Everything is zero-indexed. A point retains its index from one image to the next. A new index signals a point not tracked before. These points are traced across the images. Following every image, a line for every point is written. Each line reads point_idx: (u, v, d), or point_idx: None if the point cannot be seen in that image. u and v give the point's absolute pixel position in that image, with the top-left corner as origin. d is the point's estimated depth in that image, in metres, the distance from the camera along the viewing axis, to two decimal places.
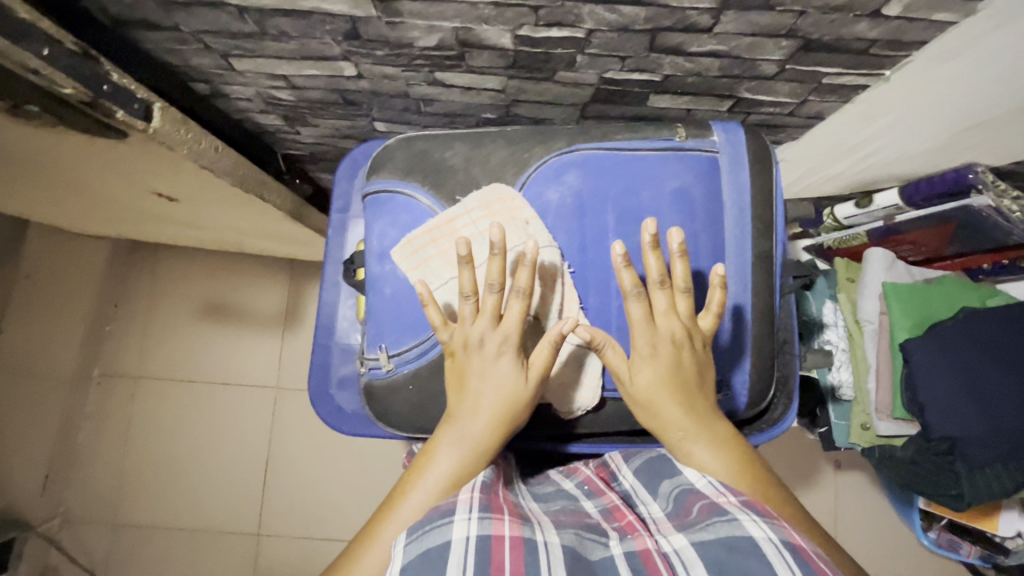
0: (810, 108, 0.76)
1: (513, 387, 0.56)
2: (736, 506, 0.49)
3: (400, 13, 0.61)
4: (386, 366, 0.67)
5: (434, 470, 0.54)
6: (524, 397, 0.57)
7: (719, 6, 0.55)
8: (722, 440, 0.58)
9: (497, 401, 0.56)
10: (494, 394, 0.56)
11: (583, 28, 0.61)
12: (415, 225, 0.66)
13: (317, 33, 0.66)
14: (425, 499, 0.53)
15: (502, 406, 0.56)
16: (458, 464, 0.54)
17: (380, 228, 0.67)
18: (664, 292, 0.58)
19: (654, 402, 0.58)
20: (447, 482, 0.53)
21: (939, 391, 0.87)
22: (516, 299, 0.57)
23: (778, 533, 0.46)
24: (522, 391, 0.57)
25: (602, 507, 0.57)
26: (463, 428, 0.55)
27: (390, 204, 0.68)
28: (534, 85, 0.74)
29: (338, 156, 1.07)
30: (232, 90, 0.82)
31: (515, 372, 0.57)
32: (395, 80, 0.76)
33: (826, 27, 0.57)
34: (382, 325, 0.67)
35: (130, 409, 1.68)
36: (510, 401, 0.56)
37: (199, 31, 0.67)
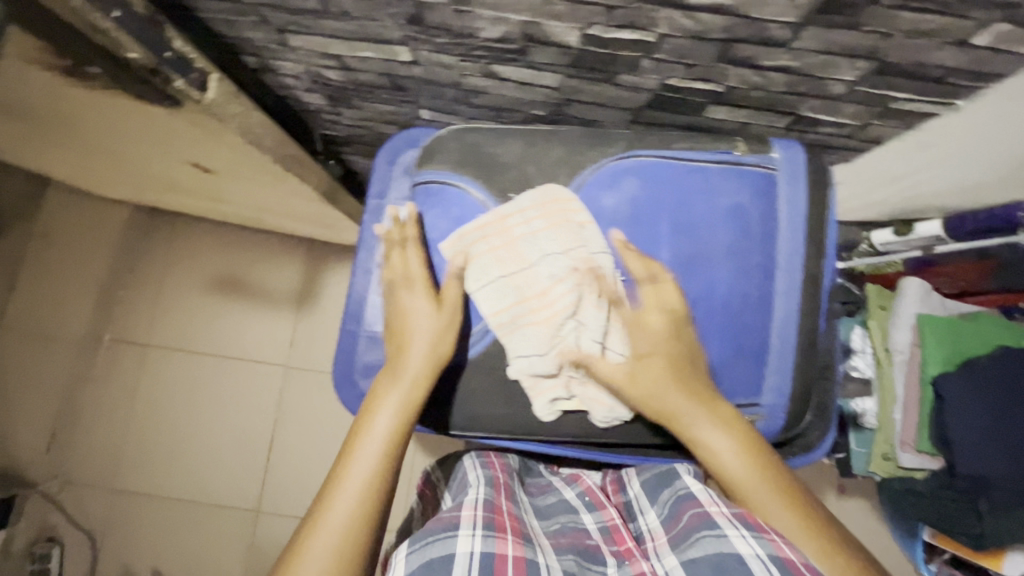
0: (869, 132, 0.74)
1: (433, 323, 0.62)
2: (727, 519, 0.50)
3: (469, 3, 0.59)
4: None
5: (380, 415, 0.59)
6: (444, 327, 0.62)
7: (802, 21, 0.54)
8: (731, 420, 0.58)
9: (421, 339, 0.62)
10: (426, 338, 0.62)
11: (655, 32, 0.59)
12: (466, 219, 0.65)
13: (381, 16, 0.65)
14: (378, 441, 0.57)
15: (428, 342, 0.62)
16: (402, 403, 0.59)
17: (429, 220, 0.66)
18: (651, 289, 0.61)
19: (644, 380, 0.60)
20: (393, 423, 0.58)
21: (970, 430, 0.86)
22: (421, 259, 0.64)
23: (766, 549, 0.46)
24: (439, 324, 0.62)
25: (602, 526, 0.60)
26: (398, 374, 0.61)
27: (441, 196, 0.66)
28: (591, 86, 0.73)
29: (374, 141, 1.05)
30: (282, 65, 0.80)
31: (431, 311, 0.62)
32: (450, 69, 0.74)
33: (908, 52, 0.56)
34: None
35: (136, 376, 1.67)
36: (438, 339, 0.62)
37: (259, 4, 0.66)
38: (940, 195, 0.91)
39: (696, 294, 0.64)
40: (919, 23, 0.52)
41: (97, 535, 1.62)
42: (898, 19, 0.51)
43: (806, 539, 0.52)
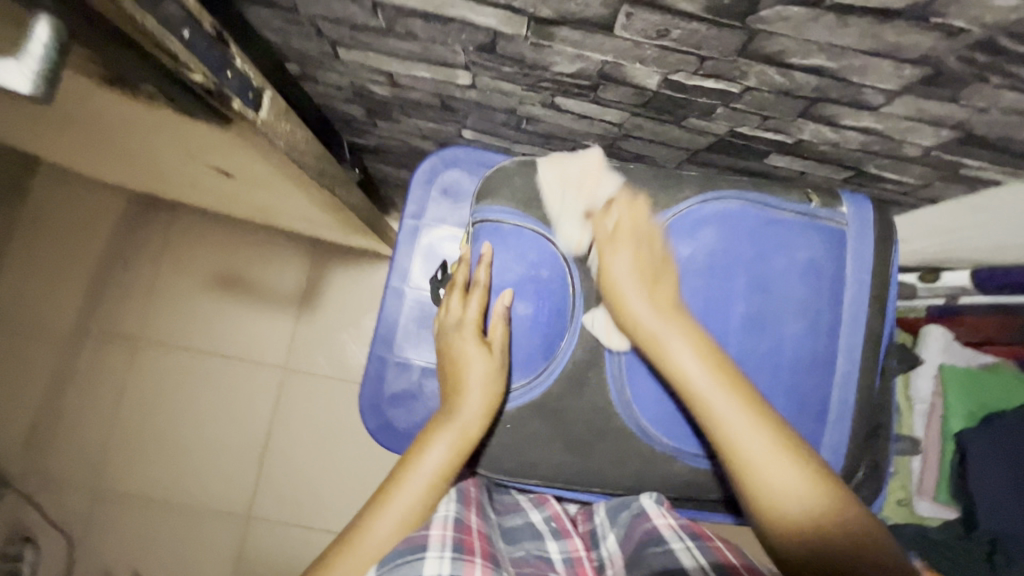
0: (928, 191, 0.73)
1: (491, 370, 0.61)
2: (672, 532, 0.55)
3: (551, 38, 0.56)
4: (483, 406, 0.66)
5: (425, 464, 0.57)
6: (499, 370, 0.61)
7: (900, 90, 0.52)
8: (693, 334, 0.55)
9: (478, 385, 0.60)
10: (479, 386, 0.60)
11: (741, 84, 0.57)
12: (541, 265, 0.64)
13: (448, 41, 0.61)
14: (422, 483, 0.57)
15: (483, 387, 0.60)
16: (448, 457, 0.58)
17: (502, 262, 0.63)
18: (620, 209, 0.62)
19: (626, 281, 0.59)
20: (436, 476, 0.57)
21: (991, 486, 0.87)
22: (477, 297, 0.63)
23: (711, 560, 0.50)
24: (493, 366, 0.61)
25: (566, 557, 0.58)
26: (453, 421, 0.59)
27: (515, 237, 0.63)
28: (656, 125, 0.70)
29: (405, 152, 1.01)
30: (324, 75, 0.76)
31: (484, 357, 0.61)
32: (509, 96, 0.71)
33: (999, 126, 0.54)
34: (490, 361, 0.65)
35: (126, 371, 1.61)
36: (490, 385, 0.60)
37: (317, 16, 0.61)
38: (976, 249, 0.92)
39: (764, 351, 0.63)
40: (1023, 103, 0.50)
41: (77, 536, 1.55)
42: (1001, 97, 0.50)
43: (788, 469, 0.48)
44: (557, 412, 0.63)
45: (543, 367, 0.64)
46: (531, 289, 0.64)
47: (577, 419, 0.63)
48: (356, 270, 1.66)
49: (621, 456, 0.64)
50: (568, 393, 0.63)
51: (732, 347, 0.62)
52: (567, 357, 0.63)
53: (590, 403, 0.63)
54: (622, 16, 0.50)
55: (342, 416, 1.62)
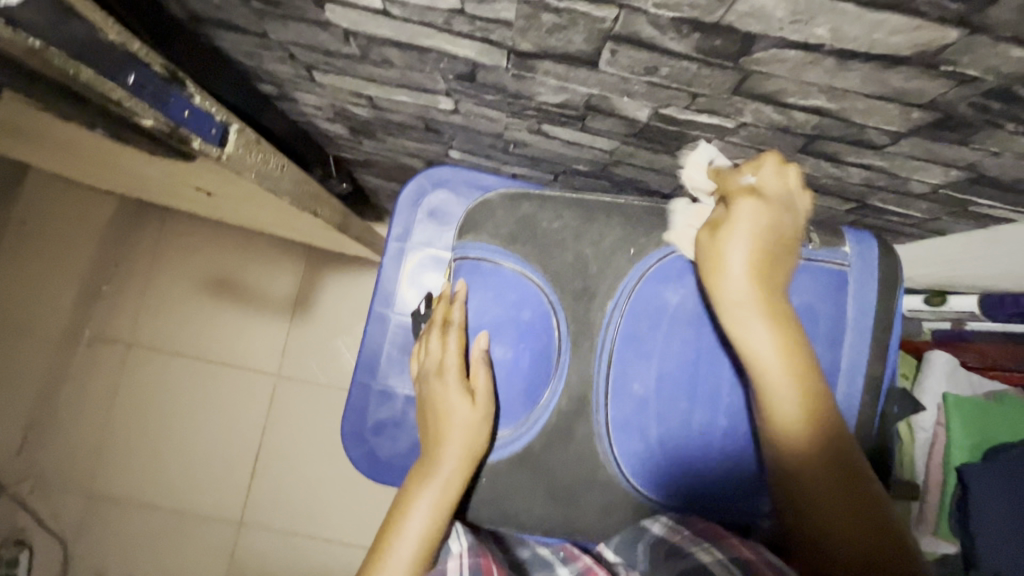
0: (935, 225, 0.69)
1: (472, 419, 0.58)
2: (691, 538, 0.54)
3: (533, 70, 0.52)
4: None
5: (411, 527, 0.54)
6: (482, 417, 0.59)
7: (907, 131, 0.48)
8: (776, 312, 0.51)
9: (461, 434, 0.57)
10: (459, 434, 0.57)
11: (736, 120, 0.53)
12: (521, 306, 0.62)
13: (427, 69, 0.57)
14: (410, 545, 0.53)
15: (467, 435, 0.58)
16: (434, 514, 0.55)
17: (478, 301, 0.62)
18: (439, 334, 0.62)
19: (732, 250, 0.51)
20: (424, 538, 0.54)
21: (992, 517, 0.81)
22: (455, 334, 0.61)
23: (727, 554, 0.50)
24: (477, 414, 0.58)
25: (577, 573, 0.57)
26: (436, 474, 0.56)
27: (495, 277, 0.62)
28: (647, 154, 0.67)
29: (393, 167, 0.98)
30: (303, 97, 0.72)
31: (468, 404, 0.58)
32: (494, 121, 0.67)
33: (1014, 170, 0.51)
34: None
35: (117, 374, 1.59)
36: (474, 433, 0.58)
37: (288, 42, 0.58)
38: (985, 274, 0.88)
39: None
40: None
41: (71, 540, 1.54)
42: (1015, 143, 0.46)
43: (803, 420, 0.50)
44: (542, 458, 0.61)
45: (525, 415, 0.61)
46: (512, 332, 0.62)
47: (561, 468, 0.61)
48: (350, 278, 1.64)
49: (604, 502, 0.61)
50: (552, 439, 0.61)
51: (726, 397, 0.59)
52: (551, 405, 0.61)
53: (575, 452, 0.61)
54: (607, 52, 0.46)
55: (336, 426, 1.61)
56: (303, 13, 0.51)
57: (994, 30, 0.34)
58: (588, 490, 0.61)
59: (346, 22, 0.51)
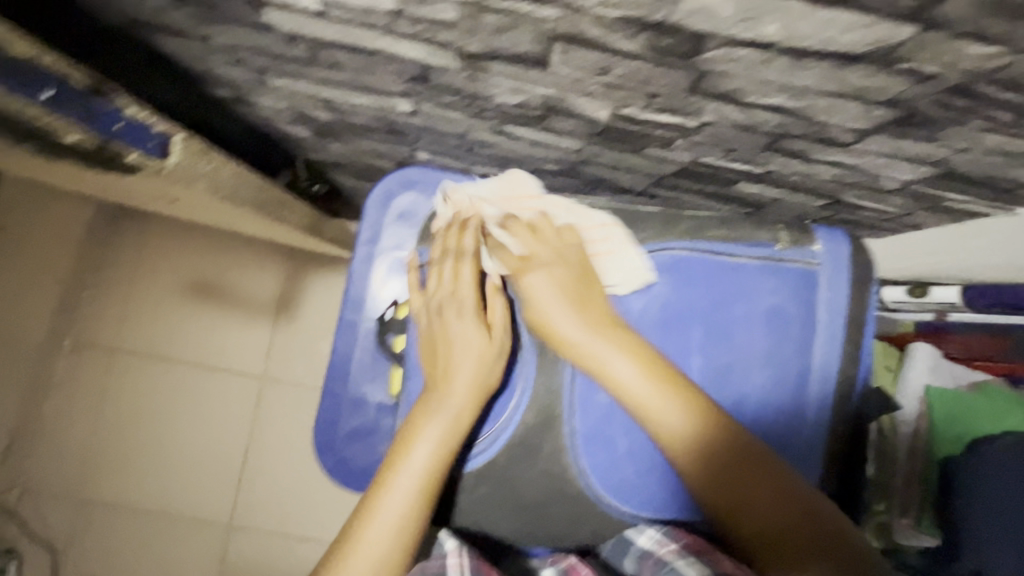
0: (910, 219, 0.67)
1: (484, 350, 0.57)
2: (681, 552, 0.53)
3: (485, 71, 0.50)
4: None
5: (412, 463, 0.53)
6: (495, 354, 0.58)
7: (871, 129, 0.46)
8: (632, 344, 0.56)
9: (473, 368, 0.57)
10: (469, 365, 0.57)
11: (698, 119, 0.51)
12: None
13: (380, 72, 0.55)
14: (411, 483, 0.53)
15: (478, 371, 0.57)
16: (435, 456, 0.54)
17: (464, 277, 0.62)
18: (451, 263, 0.60)
19: (551, 305, 0.58)
20: (423, 478, 0.53)
21: None
22: (469, 263, 0.60)
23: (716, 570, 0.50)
24: (490, 350, 0.58)
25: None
26: (442, 407, 0.56)
27: None
28: (614, 153, 0.65)
29: (364, 168, 0.95)
30: (261, 100, 0.70)
31: (482, 337, 0.58)
32: (456, 122, 0.65)
33: (983, 166, 0.49)
34: None
35: (102, 379, 1.50)
36: (484, 371, 0.57)
37: (234, 46, 0.55)
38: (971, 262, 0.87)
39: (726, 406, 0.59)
40: (1008, 145, 0.45)
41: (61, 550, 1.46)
42: (983, 139, 0.44)
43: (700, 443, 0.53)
44: (506, 473, 0.60)
45: (488, 427, 0.60)
46: None
47: (527, 482, 0.60)
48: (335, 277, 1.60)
49: (571, 517, 0.60)
50: (518, 453, 0.60)
51: None
52: (515, 418, 0.60)
53: (543, 468, 0.60)
54: (557, 53, 0.44)
55: None
56: (243, 17, 0.49)
57: (950, 27, 0.32)
58: (554, 505, 0.60)
59: (288, 25, 0.49)
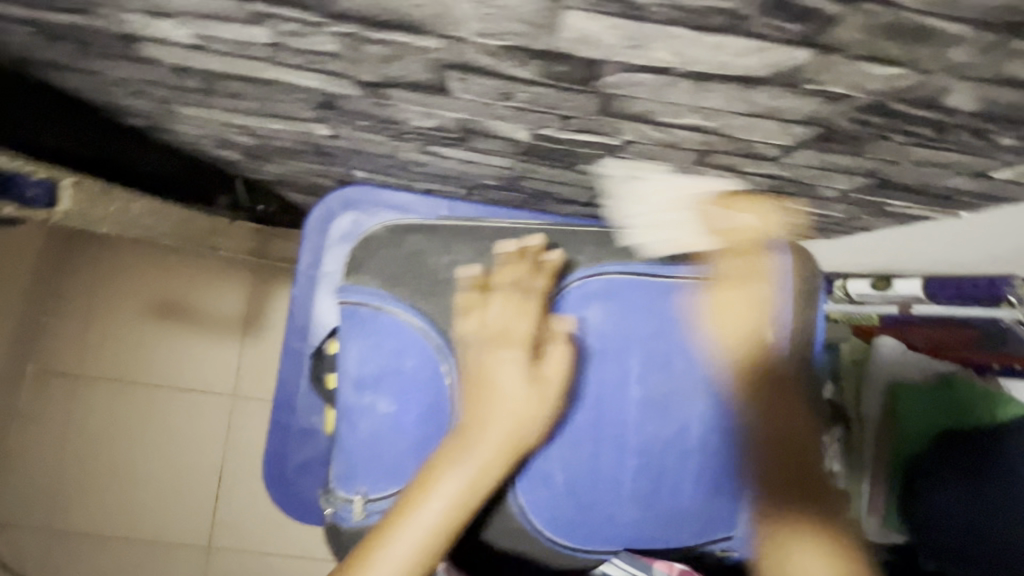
0: (859, 223, 0.65)
1: (523, 399, 0.52)
2: None
3: (390, 97, 0.47)
4: (358, 514, 0.59)
5: (426, 509, 0.48)
6: (536, 407, 0.53)
7: (795, 145, 0.44)
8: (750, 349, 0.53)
9: (509, 416, 0.51)
10: (508, 417, 0.51)
11: (619, 138, 0.48)
12: (404, 354, 0.60)
13: (286, 99, 0.52)
14: (423, 533, 0.48)
15: (513, 423, 0.51)
16: (454, 502, 0.49)
17: (358, 351, 0.60)
18: (509, 299, 0.56)
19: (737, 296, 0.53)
20: (438, 527, 0.48)
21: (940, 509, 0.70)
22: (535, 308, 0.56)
23: None
24: (529, 399, 0.52)
25: None
26: (471, 451, 0.50)
27: (375, 323, 0.60)
28: (548, 169, 0.62)
29: (308, 189, 0.92)
30: (179, 128, 0.67)
31: (530, 391, 0.52)
32: (381, 145, 0.62)
33: (916, 176, 0.47)
34: (360, 465, 0.59)
35: (64, 416, 1.21)
36: (522, 417, 0.52)
37: (127, 79, 0.52)
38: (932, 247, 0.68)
39: (668, 434, 0.57)
40: (935, 157, 0.42)
41: None
42: (909, 152, 0.42)
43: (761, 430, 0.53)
44: None
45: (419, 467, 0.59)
46: (400, 378, 0.59)
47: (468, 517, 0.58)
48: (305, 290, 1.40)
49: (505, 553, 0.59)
50: None
51: (632, 436, 0.57)
52: None
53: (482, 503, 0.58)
54: (453, 81, 0.41)
55: None
56: (124, 52, 0.46)
57: (845, 51, 0.29)
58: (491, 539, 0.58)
59: (171, 58, 0.45)
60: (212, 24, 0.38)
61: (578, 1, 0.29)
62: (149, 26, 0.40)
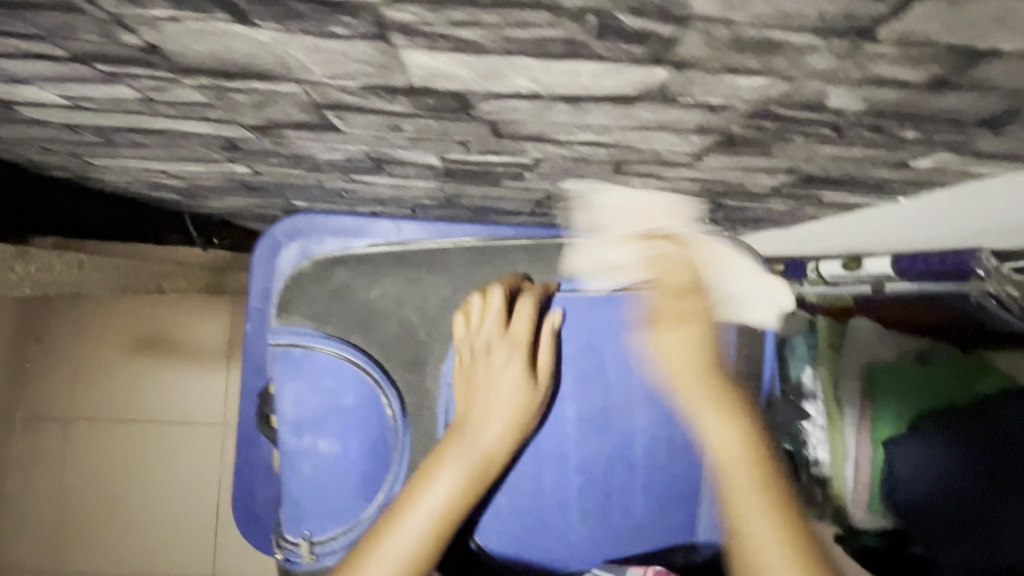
0: (805, 212, 0.63)
1: (521, 394, 0.55)
2: None
3: (285, 137, 0.45)
4: (307, 557, 0.59)
5: (428, 497, 0.51)
6: (537, 403, 0.56)
7: (702, 151, 0.42)
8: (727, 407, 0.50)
9: (508, 407, 0.55)
10: (506, 410, 0.54)
11: (528, 156, 0.46)
12: (343, 392, 0.59)
13: (188, 145, 0.50)
14: (425, 516, 0.50)
15: (515, 414, 0.55)
16: (458, 484, 0.52)
17: (297, 393, 0.59)
18: (505, 306, 0.57)
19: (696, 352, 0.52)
20: (439, 513, 0.51)
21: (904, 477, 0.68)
22: (528, 313, 0.57)
23: None
24: (532, 396, 0.56)
25: None
26: (468, 440, 0.53)
27: (310, 365, 0.59)
28: (476, 188, 0.60)
29: (258, 220, 0.90)
30: (104, 177, 0.65)
31: (528, 384, 0.56)
32: (304, 177, 0.60)
33: (837, 171, 0.45)
34: (304, 508, 0.59)
35: (62, 462, 1.18)
36: (521, 411, 0.55)
37: (27, 138, 0.51)
38: None
39: (608, 448, 0.57)
40: (848, 153, 0.40)
41: None
42: (819, 150, 0.40)
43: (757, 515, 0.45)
44: None
45: (366, 504, 0.59)
46: (337, 420, 0.59)
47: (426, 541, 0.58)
48: None
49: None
50: None
51: (573, 453, 0.57)
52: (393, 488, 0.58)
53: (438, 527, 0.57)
54: (335, 119, 0.39)
55: None
56: (9, 115, 0.45)
57: (700, 65, 0.28)
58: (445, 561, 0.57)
59: (56, 117, 0.44)
60: (73, 85, 0.37)
61: (406, 42, 0.27)
62: (15, 90, 0.39)
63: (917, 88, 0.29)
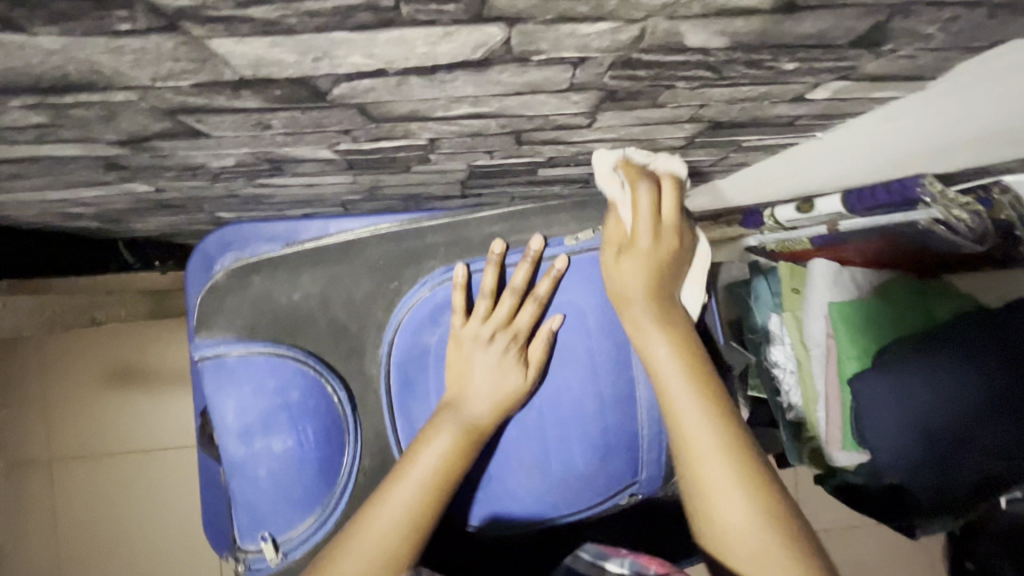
0: (734, 159, 0.61)
1: (513, 382, 0.57)
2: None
3: (163, 149, 0.43)
4: (273, 560, 0.59)
5: (423, 459, 0.52)
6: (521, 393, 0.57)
7: (592, 109, 0.40)
8: None
9: (494, 391, 0.56)
10: (490, 394, 0.56)
11: (421, 138, 0.44)
12: (287, 389, 0.58)
13: (70, 170, 0.48)
14: (415, 483, 0.51)
15: (502, 403, 0.56)
16: (454, 448, 0.53)
17: (237, 400, 0.58)
18: (508, 300, 0.57)
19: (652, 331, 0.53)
20: (431, 475, 0.52)
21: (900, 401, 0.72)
22: (532, 304, 0.58)
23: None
24: (518, 388, 0.57)
25: None
26: (460, 410, 0.55)
27: (245, 370, 0.58)
28: (391, 176, 0.58)
29: (193, 237, 0.87)
30: (9, 213, 0.62)
31: (518, 375, 0.57)
32: (212, 188, 0.58)
33: (738, 113, 0.43)
34: (262, 511, 0.59)
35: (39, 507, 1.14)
36: (508, 397, 0.57)
37: None
38: (839, 172, 0.66)
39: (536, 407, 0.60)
40: (739, 93, 0.38)
41: None
42: (708, 94, 0.38)
43: None
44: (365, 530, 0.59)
45: (329, 492, 0.59)
46: (284, 418, 0.58)
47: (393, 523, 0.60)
48: None
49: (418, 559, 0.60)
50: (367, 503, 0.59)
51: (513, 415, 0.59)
52: (352, 471, 0.59)
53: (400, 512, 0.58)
54: (196, 124, 0.37)
55: None
56: None
57: (528, 18, 0.26)
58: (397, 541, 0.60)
59: None
60: None
61: (205, 30, 0.25)
62: None
63: (767, 14, 0.27)
